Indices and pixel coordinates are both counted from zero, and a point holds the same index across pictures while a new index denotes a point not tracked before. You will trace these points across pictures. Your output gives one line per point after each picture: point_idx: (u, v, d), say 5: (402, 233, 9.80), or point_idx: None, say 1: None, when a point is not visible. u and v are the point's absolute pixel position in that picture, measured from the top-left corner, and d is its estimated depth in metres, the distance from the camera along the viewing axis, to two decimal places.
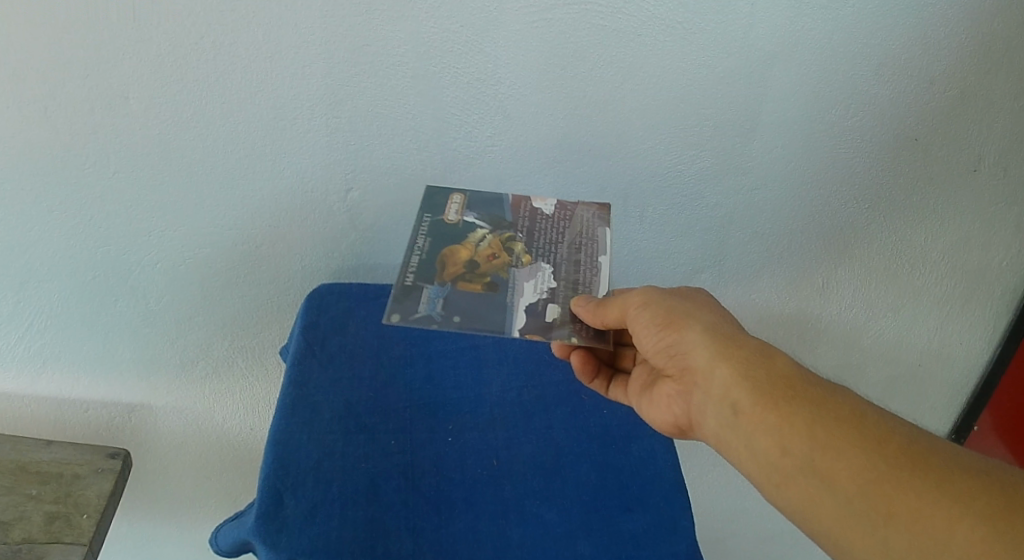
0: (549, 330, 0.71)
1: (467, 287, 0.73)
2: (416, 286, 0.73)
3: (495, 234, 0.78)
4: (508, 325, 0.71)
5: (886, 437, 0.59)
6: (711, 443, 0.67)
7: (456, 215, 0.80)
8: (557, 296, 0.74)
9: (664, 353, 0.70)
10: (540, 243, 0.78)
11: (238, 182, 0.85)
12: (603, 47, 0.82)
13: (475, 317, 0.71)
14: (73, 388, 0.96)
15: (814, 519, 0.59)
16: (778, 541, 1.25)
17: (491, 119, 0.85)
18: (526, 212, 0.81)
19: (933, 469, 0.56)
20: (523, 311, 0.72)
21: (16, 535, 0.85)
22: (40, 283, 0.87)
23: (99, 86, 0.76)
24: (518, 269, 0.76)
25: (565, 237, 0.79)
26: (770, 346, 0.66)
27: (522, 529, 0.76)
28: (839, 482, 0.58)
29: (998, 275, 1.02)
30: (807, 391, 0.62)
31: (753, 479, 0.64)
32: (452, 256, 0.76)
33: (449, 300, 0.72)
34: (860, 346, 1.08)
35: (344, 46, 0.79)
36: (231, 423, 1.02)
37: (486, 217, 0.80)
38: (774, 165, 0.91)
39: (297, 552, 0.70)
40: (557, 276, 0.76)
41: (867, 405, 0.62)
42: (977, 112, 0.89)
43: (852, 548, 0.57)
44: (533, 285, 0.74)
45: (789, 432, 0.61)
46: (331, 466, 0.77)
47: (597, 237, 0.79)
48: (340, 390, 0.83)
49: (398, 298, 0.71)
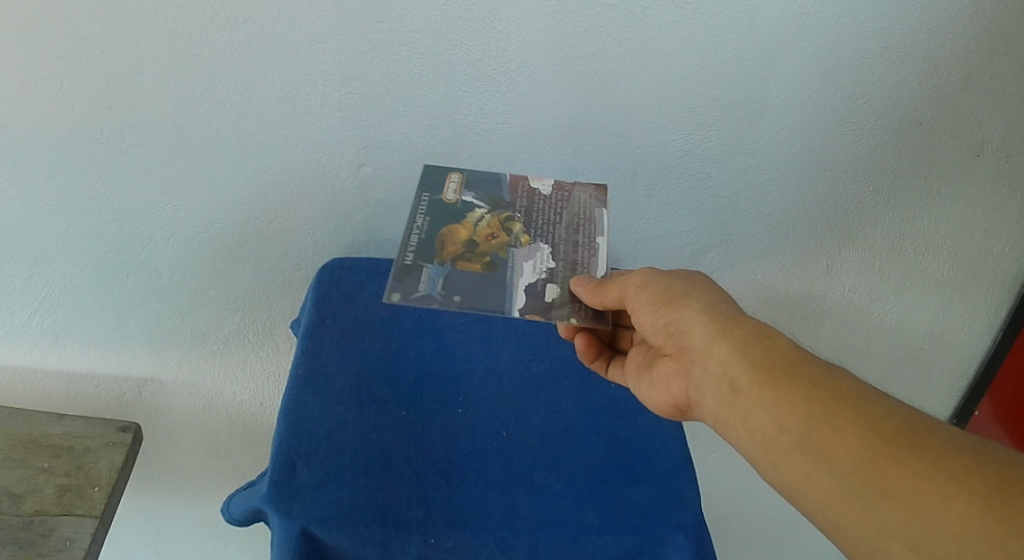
0: (549, 310, 0.73)
1: (467, 267, 0.75)
2: (416, 266, 0.74)
3: (494, 213, 0.79)
4: (507, 305, 0.73)
5: (880, 413, 0.60)
6: (710, 421, 0.68)
7: (454, 194, 0.81)
8: (556, 276, 0.76)
9: (663, 332, 0.71)
10: (538, 223, 0.80)
11: (250, 157, 0.85)
12: (613, 27, 0.83)
13: (474, 298, 0.73)
14: (84, 362, 0.96)
15: (807, 495, 0.61)
16: (780, 516, 1.27)
17: (502, 96, 0.86)
18: (523, 192, 0.82)
19: (928, 447, 0.58)
20: (523, 291, 0.74)
21: (27, 507, 0.86)
22: (55, 256, 0.87)
23: (116, 60, 0.76)
24: (516, 250, 0.77)
25: (564, 217, 0.81)
26: (769, 325, 0.68)
27: (531, 499, 0.77)
28: (834, 458, 0.60)
29: (1001, 260, 1.05)
30: (805, 369, 0.64)
31: (751, 457, 0.65)
32: (451, 236, 0.77)
33: (449, 281, 0.74)
34: (864, 328, 1.10)
35: (359, 23, 0.79)
36: (242, 397, 1.03)
37: (484, 196, 0.81)
38: (780, 145, 0.92)
39: (310, 519, 0.71)
40: (555, 256, 0.77)
41: (866, 385, 0.63)
42: (982, 97, 0.91)
43: (846, 524, 0.59)
44: (530, 265, 0.76)
45: (785, 408, 0.63)
46: (343, 435, 0.78)
47: (594, 218, 0.81)
48: (352, 361, 0.84)
49: (399, 277, 0.73)
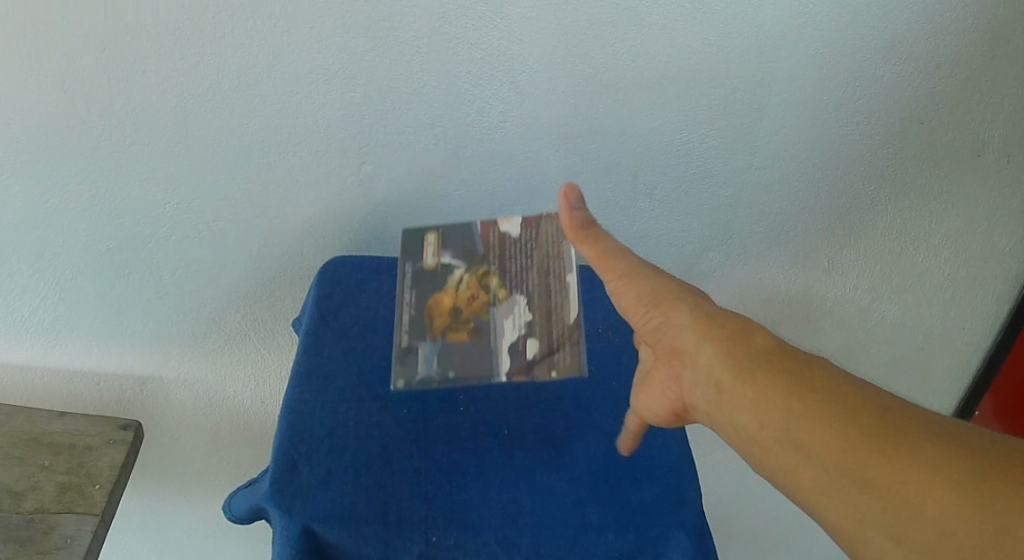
0: (532, 368, 0.78)
1: (455, 340, 0.78)
2: (411, 347, 0.78)
3: (471, 270, 0.81)
4: (496, 367, 0.77)
5: (866, 408, 0.58)
6: (704, 422, 0.66)
7: (433, 257, 0.82)
8: (535, 329, 0.79)
9: (653, 333, 0.69)
10: (513, 273, 0.81)
11: (252, 155, 0.85)
12: (615, 26, 0.83)
13: (466, 366, 0.77)
14: (85, 360, 0.96)
15: (799, 492, 0.59)
16: (780, 515, 1.28)
17: (504, 95, 0.86)
18: (495, 238, 0.83)
19: (918, 446, 0.55)
20: (507, 353, 0.78)
21: (28, 505, 0.86)
22: (56, 255, 0.87)
23: (118, 58, 0.76)
24: (496, 307, 0.80)
25: (535, 259, 0.81)
26: (757, 324, 0.65)
27: (532, 497, 0.77)
28: (820, 455, 0.58)
29: (1002, 260, 1.05)
30: (792, 369, 0.61)
31: (744, 456, 0.63)
32: (437, 306, 0.80)
33: (443, 356, 0.78)
34: (865, 329, 1.10)
35: (361, 21, 0.79)
36: (244, 395, 1.03)
37: (461, 251, 0.82)
38: (782, 145, 0.92)
39: (313, 517, 0.72)
40: (531, 305, 0.80)
41: (858, 383, 0.60)
42: (983, 99, 0.91)
43: (837, 523, 0.57)
44: (510, 322, 0.79)
45: (771, 407, 0.60)
46: (344, 434, 0.78)
47: (563, 252, 0.81)
48: (353, 358, 0.84)
49: (400, 361, 0.78)
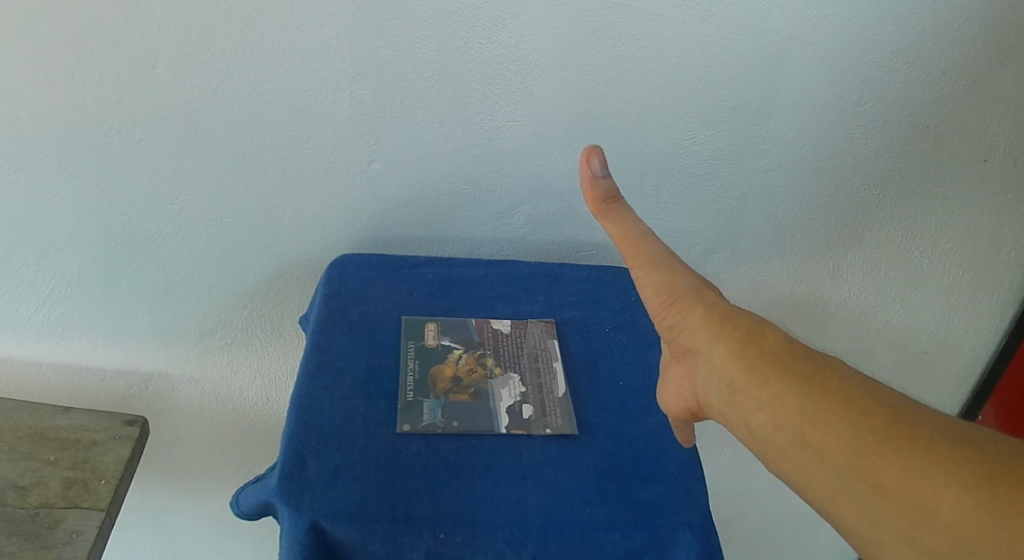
0: (530, 424, 0.81)
1: (458, 398, 0.83)
2: (416, 400, 0.81)
3: (468, 352, 0.87)
4: (497, 422, 0.81)
5: (873, 406, 0.56)
6: (718, 421, 0.65)
7: (434, 339, 0.87)
8: (529, 397, 0.84)
9: (669, 331, 0.70)
10: (506, 357, 0.88)
11: (261, 152, 0.85)
12: (624, 27, 0.83)
13: (468, 418, 0.81)
14: (90, 356, 0.96)
15: (807, 489, 0.58)
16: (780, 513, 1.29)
17: (514, 94, 0.86)
18: (489, 333, 0.90)
19: (920, 439, 0.53)
20: (505, 412, 0.82)
21: (33, 499, 0.86)
22: (62, 249, 0.87)
23: (129, 53, 0.76)
24: (493, 380, 0.86)
25: (524, 351, 0.89)
26: (770, 323, 0.64)
27: (540, 495, 0.75)
28: (828, 454, 0.56)
29: (1006, 263, 1.06)
30: (800, 365, 0.60)
31: (758, 456, 0.62)
32: (439, 374, 0.84)
33: (447, 409, 0.81)
34: (871, 331, 1.11)
35: (372, 19, 0.79)
36: (249, 392, 1.03)
37: (458, 339, 0.88)
38: (788, 146, 0.93)
39: (320, 513, 0.70)
40: (524, 382, 0.86)
41: (867, 379, 0.59)
42: (991, 104, 0.92)
43: (843, 518, 0.55)
44: (507, 392, 0.85)
45: (780, 405, 0.59)
46: (353, 430, 0.77)
47: (548, 348, 0.90)
48: (361, 356, 0.84)
49: (405, 411, 0.80)
